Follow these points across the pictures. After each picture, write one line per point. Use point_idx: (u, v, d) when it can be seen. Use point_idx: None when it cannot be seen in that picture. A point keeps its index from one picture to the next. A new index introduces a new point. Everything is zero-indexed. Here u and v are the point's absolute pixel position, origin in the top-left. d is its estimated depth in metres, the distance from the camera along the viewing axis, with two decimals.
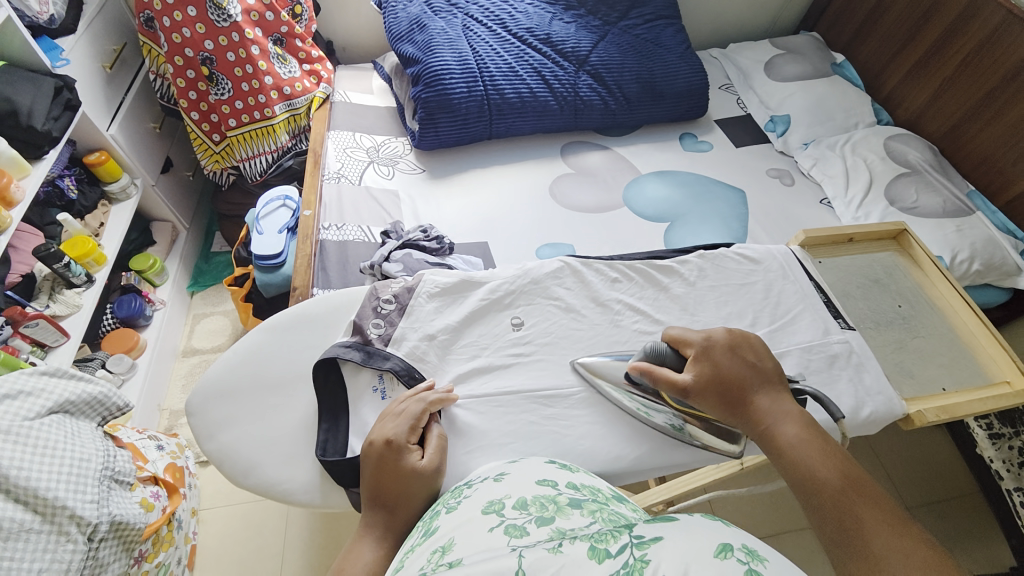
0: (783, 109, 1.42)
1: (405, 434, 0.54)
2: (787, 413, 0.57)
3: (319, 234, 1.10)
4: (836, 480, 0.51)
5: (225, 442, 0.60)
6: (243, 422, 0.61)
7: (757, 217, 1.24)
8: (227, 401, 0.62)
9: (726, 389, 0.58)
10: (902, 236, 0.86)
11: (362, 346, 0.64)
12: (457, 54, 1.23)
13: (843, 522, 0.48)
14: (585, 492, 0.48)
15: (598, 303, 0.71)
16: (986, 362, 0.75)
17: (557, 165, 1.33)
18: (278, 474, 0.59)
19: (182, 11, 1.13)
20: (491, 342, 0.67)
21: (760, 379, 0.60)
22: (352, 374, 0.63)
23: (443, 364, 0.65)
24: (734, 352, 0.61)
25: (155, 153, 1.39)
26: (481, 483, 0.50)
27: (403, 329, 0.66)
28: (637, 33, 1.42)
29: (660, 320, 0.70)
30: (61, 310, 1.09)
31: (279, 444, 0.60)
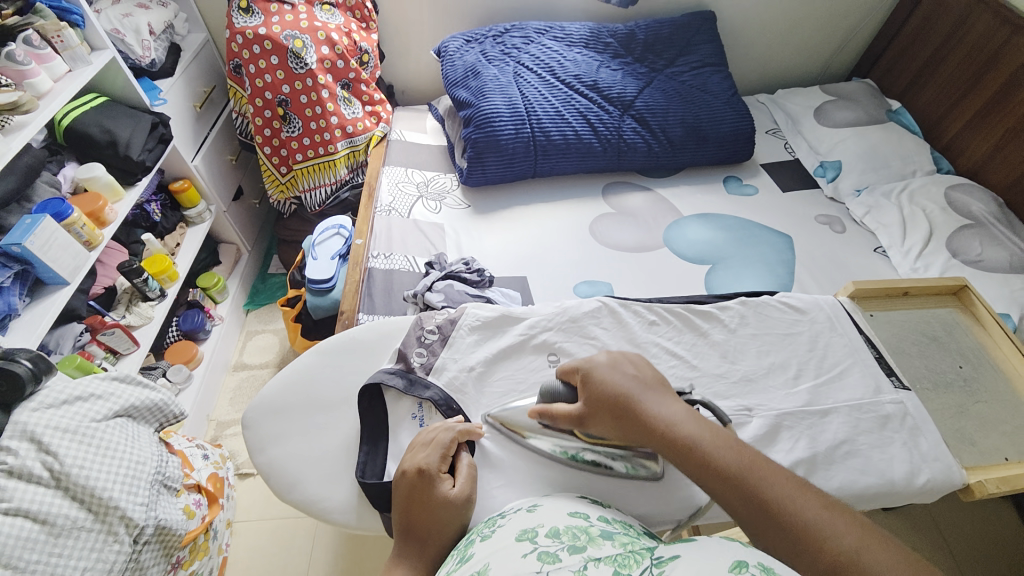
0: (833, 155, 1.40)
1: (437, 463, 0.55)
2: (675, 412, 0.55)
3: (368, 262, 1.16)
4: (739, 463, 0.50)
5: (274, 456, 0.63)
6: (291, 439, 0.64)
7: (804, 264, 1.21)
8: (279, 418, 0.66)
9: (615, 401, 0.56)
10: (964, 292, 0.81)
11: (405, 373, 0.67)
12: (508, 99, 1.30)
13: (762, 505, 0.47)
14: (617, 526, 0.48)
15: (634, 344, 0.70)
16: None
17: (597, 205, 1.36)
18: (319, 491, 0.61)
19: (266, 60, 1.28)
20: (526, 378, 0.68)
21: (643, 385, 0.58)
22: (392, 399, 0.66)
23: (479, 396, 0.67)
24: (616, 366, 0.60)
25: (229, 182, 1.53)
26: (514, 513, 0.51)
27: (444, 359, 0.69)
28: (683, 79, 1.46)
29: (699, 367, 0.68)
30: (134, 321, 1.20)
31: (320, 463, 0.63)
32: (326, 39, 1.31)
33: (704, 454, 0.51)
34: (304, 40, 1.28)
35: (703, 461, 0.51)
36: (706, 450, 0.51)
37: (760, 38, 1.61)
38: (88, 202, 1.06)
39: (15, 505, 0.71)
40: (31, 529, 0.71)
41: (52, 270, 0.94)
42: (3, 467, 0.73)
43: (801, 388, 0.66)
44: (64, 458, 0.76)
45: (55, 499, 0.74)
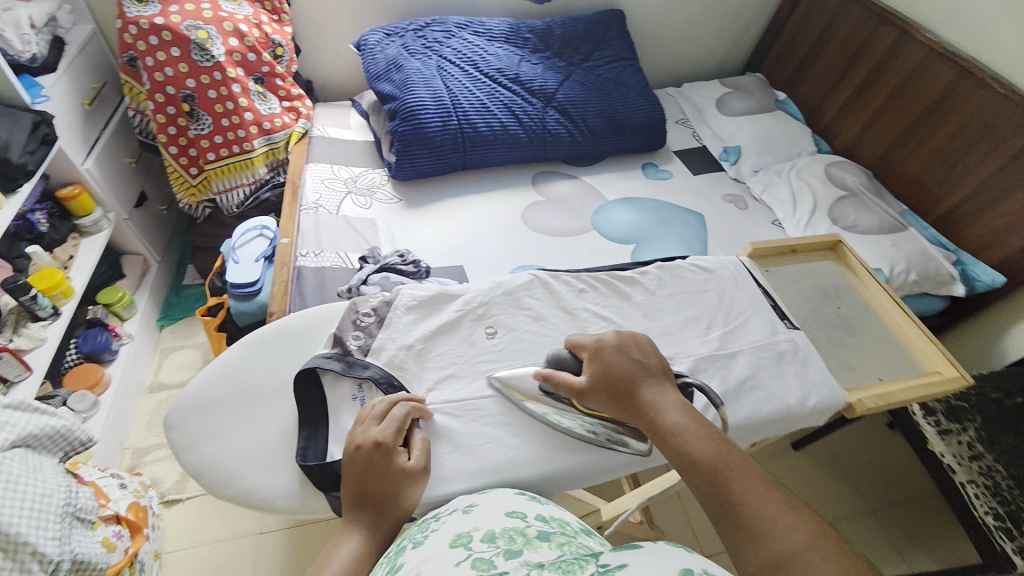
0: (734, 140, 1.56)
1: (392, 436, 0.56)
2: (669, 402, 0.59)
3: (296, 261, 1.13)
4: (712, 456, 0.54)
5: (206, 453, 0.60)
6: (223, 434, 0.61)
7: (715, 239, 1.35)
8: (208, 413, 0.63)
9: (616, 385, 0.60)
10: (839, 246, 0.93)
11: (342, 356, 0.66)
12: (433, 92, 1.30)
13: (725, 497, 0.51)
14: (553, 525, 0.51)
15: (566, 311, 0.74)
16: (918, 355, 0.81)
17: (528, 194, 1.41)
18: (258, 481, 0.59)
19: (166, 52, 1.18)
20: (464, 351, 0.69)
21: (644, 373, 0.62)
22: (330, 383, 0.64)
23: (420, 371, 0.67)
24: (622, 349, 0.63)
25: (130, 187, 1.39)
26: (449, 516, 0.53)
27: (381, 339, 0.68)
28: (599, 73, 1.54)
29: (624, 325, 0.73)
30: (25, 344, 1.05)
31: (255, 457, 0.60)
32: (233, 31, 1.23)
33: (687, 444, 0.55)
34: (209, 31, 1.19)
35: (683, 451, 0.55)
36: (689, 441, 0.56)
37: (666, 35, 1.74)
38: None
39: None
40: None
41: None
42: None
43: (713, 335, 0.74)
44: None
45: None
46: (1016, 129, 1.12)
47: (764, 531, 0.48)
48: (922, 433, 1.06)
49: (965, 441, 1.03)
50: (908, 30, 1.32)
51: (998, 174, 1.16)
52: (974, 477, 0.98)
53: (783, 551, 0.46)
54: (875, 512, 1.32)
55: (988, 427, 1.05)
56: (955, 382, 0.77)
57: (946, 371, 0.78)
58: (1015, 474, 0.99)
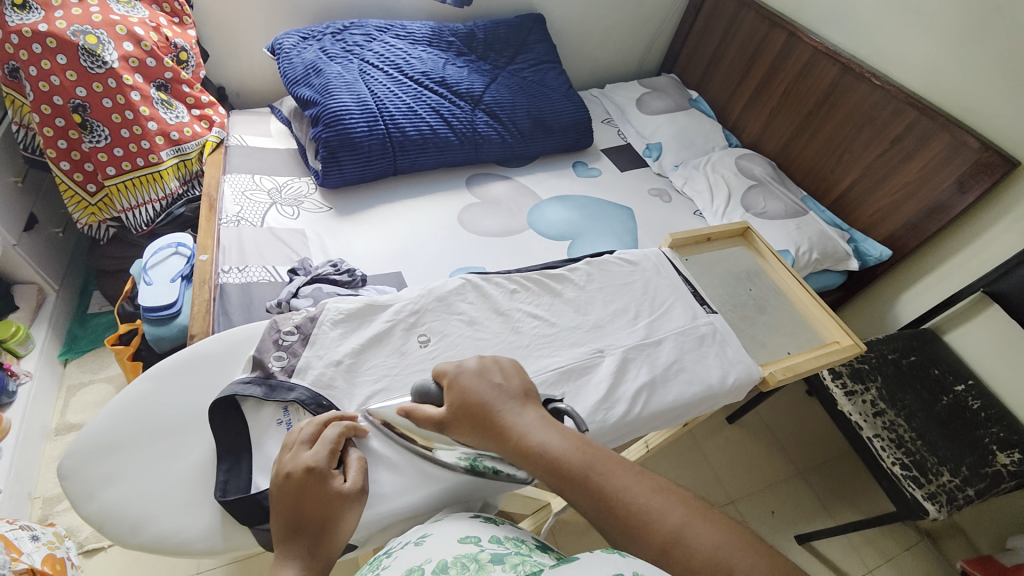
0: (655, 137, 1.66)
1: (325, 461, 0.54)
2: (532, 419, 0.56)
3: (218, 278, 1.06)
4: (583, 462, 0.52)
5: (110, 500, 0.55)
6: (131, 476, 0.57)
7: (645, 232, 1.43)
8: (112, 457, 0.58)
9: (477, 412, 0.57)
10: (747, 234, 1.02)
11: (263, 380, 0.62)
12: (356, 96, 1.27)
13: (603, 498, 0.50)
14: (507, 545, 0.51)
15: (499, 313, 0.75)
16: (821, 327, 0.90)
17: (463, 197, 1.42)
18: (174, 524, 0.55)
19: (51, 60, 1.06)
20: (397, 361, 0.68)
21: (505, 393, 0.59)
22: (252, 409, 0.61)
23: (351, 387, 0.65)
24: (482, 373, 0.60)
25: (17, 210, 1.23)
26: (401, 549, 0.52)
27: (307, 358, 0.65)
28: (524, 76, 1.58)
29: (556, 322, 0.76)
30: None
31: (173, 494, 0.56)
32: (128, 35, 1.14)
33: (557, 460, 0.52)
34: (99, 36, 1.09)
35: (553, 469, 0.52)
36: (557, 457, 0.53)
37: (586, 39, 1.81)
38: None
39: None
40: None
41: None
42: None
43: (639, 324, 0.78)
44: None
45: None
46: (892, 118, 1.27)
47: (644, 520, 0.48)
48: (832, 396, 1.18)
49: (868, 399, 1.16)
50: (796, 33, 1.46)
51: (880, 158, 1.32)
52: (878, 431, 1.11)
53: (665, 533, 0.47)
54: (803, 472, 1.45)
55: (887, 386, 1.19)
56: (852, 349, 0.85)
57: (842, 339, 0.87)
58: (911, 425, 1.13)
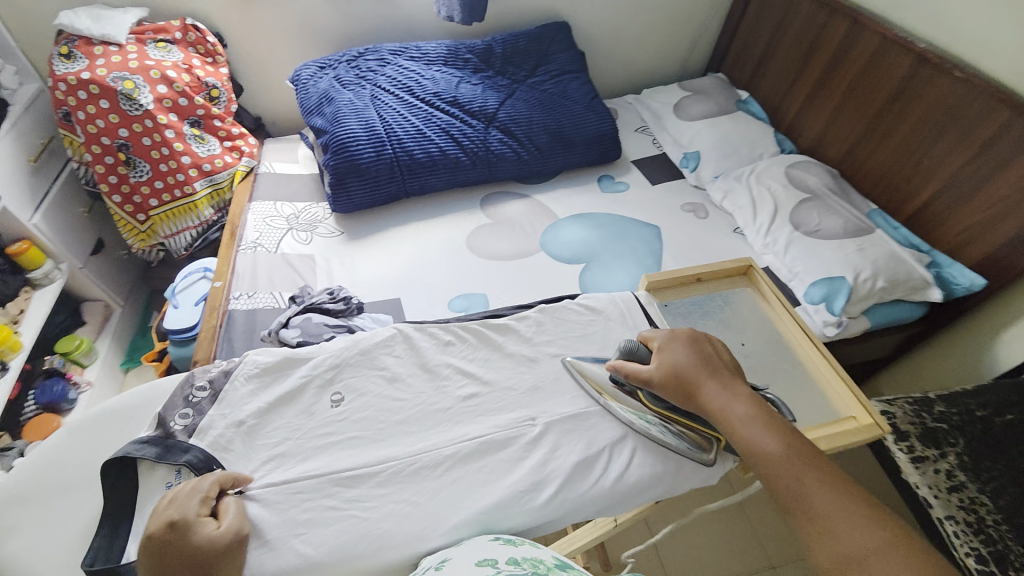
0: (693, 145, 1.49)
1: (198, 510, 0.50)
2: (738, 394, 0.60)
3: (229, 304, 1.11)
4: (782, 451, 0.55)
5: (11, 550, 0.60)
6: (30, 527, 0.62)
7: (671, 252, 1.28)
8: (18, 508, 0.63)
9: (686, 377, 0.62)
10: (749, 271, 0.88)
11: (161, 440, 0.57)
12: (364, 123, 1.29)
13: (797, 490, 0.53)
14: (524, 566, 0.48)
15: (426, 370, 0.69)
16: (833, 394, 0.75)
17: (476, 217, 1.37)
18: None
19: (96, 105, 1.20)
20: (302, 424, 0.62)
21: (715, 365, 0.63)
22: (144, 469, 0.56)
23: (248, 450, 0.59)
24: (692, 344, 0.65)
25: (85, 235, 1.40)
26: (423, 575, 0.49)
27: (212, 416, 0.61)
28: (544, 88, 1.51)
29: (490, 381, 0.68)
30: None
31: (56, 552, 0.60)
32: (161, 78, 1.24)
33: (765, 438, 0.56)
34: (135, 81, 1.21)
35: (753, 449, 0.56)
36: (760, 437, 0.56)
37: (618, 43, 1.69)
38: None
39: None
40: None
41: None
42: None
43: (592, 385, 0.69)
44: None
45: None
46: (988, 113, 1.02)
47: (830, 525, 0.50)
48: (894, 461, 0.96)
49: (942, 468, 0.93)
50: (860, 18, 1.24)
51: (969, 165, 1.06)
52: (952, 512, 0.89)
53: (851, 546, 0.48)
54: None
55: (972, 451, 0.96)
56: (870, 431, 0.70)
57: (861, 417, 0.71)
58: (998, 503, 0.90)
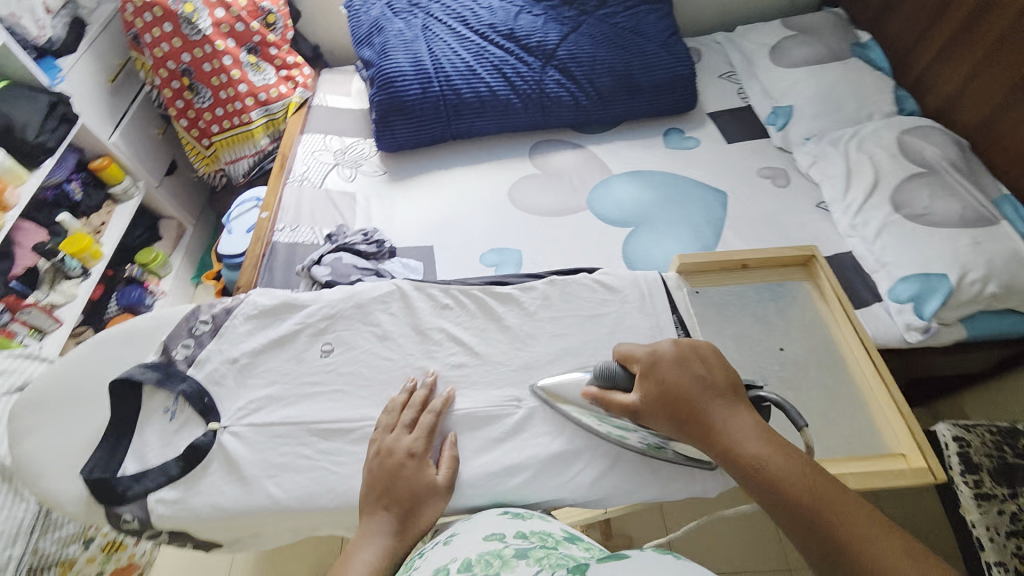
0: (787, 99, 1.26)
1: (423, 447, 0.55)
2: (743, 424, 0.51)
3: (273, 235, 1.14)
4: (806, 493, 0.47)
5: (21, 451, 0.59)
6: (44, 430, 0.60)
7: (734, 225, 1.13)
8: (34, 410, 0.61)
9: (680, 405, 0.53)
10: (812, 263, 0.79)
11: (163, 366, 0.62)
12: (411, 55, 1.24)
13: (829, 542, 0.44)
14: (532, 541, 0.46)
15: (418, 331, 0.67)
16: (883, 425, 0.67)
17: (523, 166, 1.28)
18: (56, 487, 0.57)
19: (160, 28, 1.23)
20: (291, 370, 0.63)
21: (712, 388, 0.54)
22: (148, 391, 0.61)
23: (238, 388, 0.62)
24: (681, 362, 0.55)
25: (160, 156, 1.51)
26: (430, 550, 0.47)
27: (210, 350, 0.64)
28: (616, 22, 1.34)
29: (482, 354, 0.65)
30: (58, 300, 1.23)
31: (65, 458, 0.58)
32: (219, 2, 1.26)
33: (781, 475, 0.48)
34: (195, 4, 1.23)
35: (767, 488, 0.48)
36: (774, 473, 0.48)
37: None
38: None
39: None
40: None
41: None
42: None
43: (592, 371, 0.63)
44: None
45: None
46: None
47: None
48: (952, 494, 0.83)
49: (1008, 511, 0.80)
50: None
51: None
52: (1003, 559, 0.78)
53: None
54: None
55: None
56: (921, 476, 0.61)
57: (913, 457, 0.63)
58: None
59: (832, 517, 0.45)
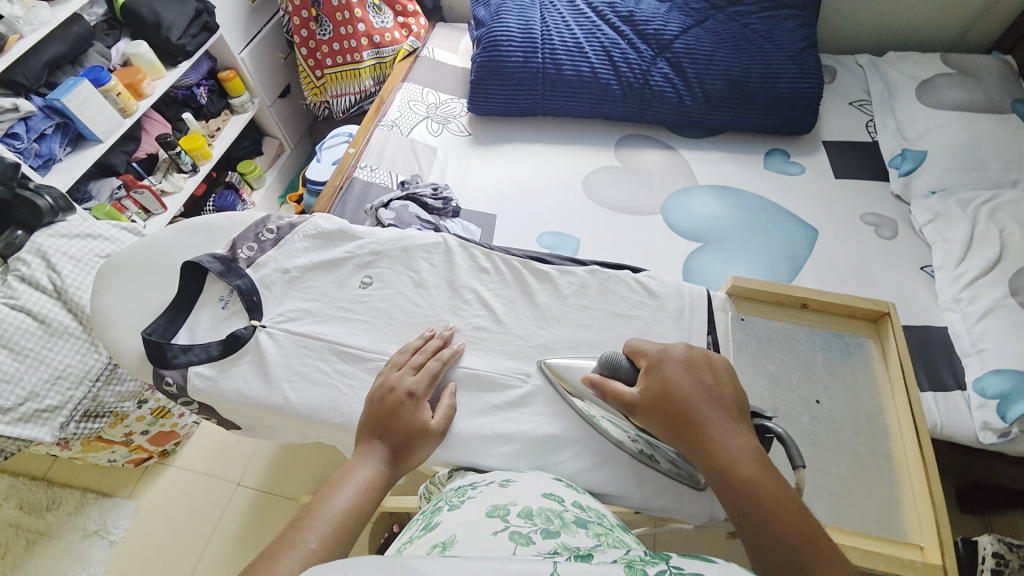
0: (921, 142, 1.11)
1: (423, 389, 0.57)
2: (741, 448, 0.49)
3: (354, 171, 1.20)
4: (787, 529, 0.45)
5: (103, 302, 0.69)
6: (123, 290, 0.69)
7: (814, 266, 1.03)
8: (120, 272, 0.71)
9: (679, 410, 0.52)
10: (883, 319, 0.72)
11: (226, 260, 0.69)
12: (523, 23, 1.24)
13: None
14: (591, 514, 0.45)
15: (451, 287, 0.69)
16: (910, 515, 0.62)
17: (605, 156, 1.25)
18: (119, 339, 0.66)
19: None
20: (332, 292, 0.68)
21: (715, 402, 0.52)
22: (210, 279, 0.69)
23: (283, 297, 0.68)
24: (690, 369, 0.54)
25: (279, 79, 1.64)
26: (486, 487, 0.48)
27: (269, 257, 0.71)
28: (746, 23, 1.24)
29: (505, 324, 0.66)
30: (167, 188, 1.40)
31: (132, 318, 0.67)
32: None
33: (768, 506, 0.46)
34: None
35: (748, 515, 0.46)
36: (760, 503, 0.46)
37: None
38: (129, 74, 1.26)
39: (22, 303, 0.93)
40: (31, 325, 0.92)
41: (87, 127, 1.17)
42: (20, 273, 0.96)
43: None
44: (72, 279, 0.97)
45: (57, 307, 0.95)
46: None
47: None
48: None
49: None
50: None
51: None
52: None
53: None
54: None
55: None
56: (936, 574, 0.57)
57: (930, 551, 0.58)
58: None
59: (811, 562, 0.43)
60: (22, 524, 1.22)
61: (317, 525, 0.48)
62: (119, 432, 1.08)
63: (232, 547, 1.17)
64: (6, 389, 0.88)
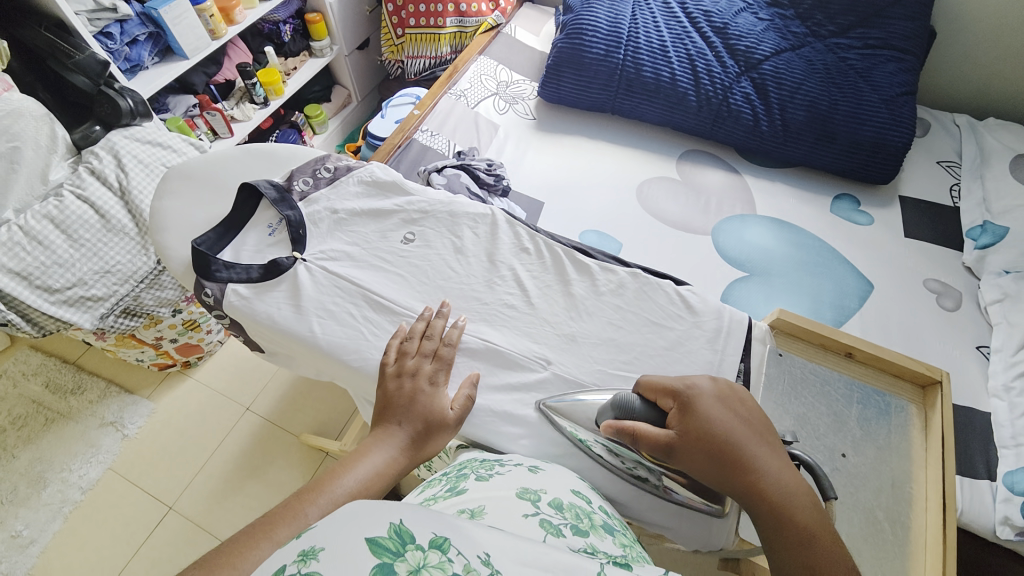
0: (1007, 217, 1.04)
1: (442, 378, 0.58)
2: (795, 489, 0.48)
3: (414, 133, 1.21)
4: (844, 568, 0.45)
5: (161, 206, 0.72)
6: (181, 199, 0.72)
7: (860, 321, 0.98)
8: (182, 181, 0.74)
9: (724, 450, 0.49)
10: (934, 388, 0.68)
11: (282, 190, 0.71)
12: (612, 16, 1.22)
13: None
14: (614, 522, 0.44)
15: (489, 260, 0.69)
16: None
17: (667, 167, 1.21)
18: (169, 244, 0.69)
19: None
20: (373, 241, 0.69)
21: (757, 438, 0.51)
22: (263, 205, 0.71)
23: (326, 236, 0.69)
24: (725, 404, 0.52)
25: (361, 30, 1.66)
26: (514, 466, 0.48)
27: (322, 194, 0.72)
28: (845, 56, 1.18)
29: (535, 307, 0.65)
30: (237, 115, 1.45)
31: (183, 226, 0.70)
32: None
33: (828, 552, 0.45)
34: None
35: (809, 563, 0.45)
36: (820, 549, 0.45)
37: (990, 39, 1.21)
38: None
39: (87, 195, 0.97)
40: (92, 218, 0.97)
41: (177, 43, 1.23)
42: (91, 166, 1.01)
43: (628, 376, 0.61)
44: (136, 182, 1.02)
45: (117, 207, 1.00)
46: None
47: None
48: None
49: None
50: None
51: None
52: None
53: None
54: None
55: None
56: None
57: None
58: None
59: None
60: (45, 402, 1.31)
61: (321, 500, 0.48)
62: (151, 335, 1.14)
63: (230, 466, 1.22)
64: (56, 272, 0.93)
